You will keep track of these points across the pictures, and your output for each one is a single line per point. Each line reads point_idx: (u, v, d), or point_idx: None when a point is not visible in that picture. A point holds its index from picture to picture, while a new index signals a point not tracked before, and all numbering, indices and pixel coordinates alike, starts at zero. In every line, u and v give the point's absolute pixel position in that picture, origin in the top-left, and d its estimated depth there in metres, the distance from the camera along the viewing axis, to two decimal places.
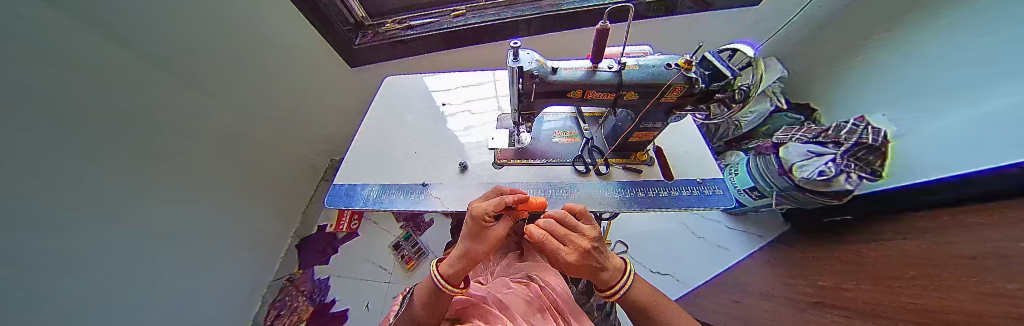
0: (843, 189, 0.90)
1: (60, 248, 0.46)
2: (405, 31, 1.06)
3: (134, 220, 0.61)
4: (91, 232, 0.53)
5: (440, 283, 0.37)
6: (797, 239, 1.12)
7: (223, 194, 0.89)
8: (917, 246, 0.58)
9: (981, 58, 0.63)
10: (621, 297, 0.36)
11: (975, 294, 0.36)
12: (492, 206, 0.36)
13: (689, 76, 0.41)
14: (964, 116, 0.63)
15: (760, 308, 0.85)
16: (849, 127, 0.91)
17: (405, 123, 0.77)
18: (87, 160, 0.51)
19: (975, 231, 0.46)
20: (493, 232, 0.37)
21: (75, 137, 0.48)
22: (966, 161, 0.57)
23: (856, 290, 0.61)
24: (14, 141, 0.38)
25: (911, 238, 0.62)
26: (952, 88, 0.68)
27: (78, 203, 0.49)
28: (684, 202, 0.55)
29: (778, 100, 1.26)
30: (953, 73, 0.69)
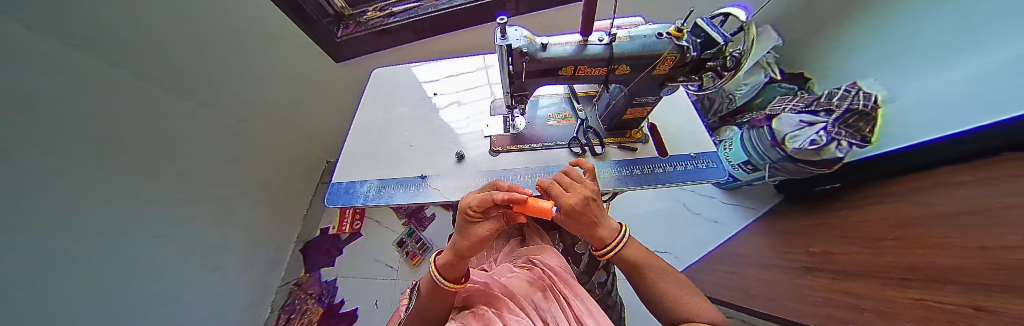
0: (834, 157, 0.91)
1: (62, 247, 0.45)
2: (387, 18, 1.02)
3: (141, 219, 0.61)
4: (106, 240, 0.54)
5: (439, 280, 0.35)
6: (790, 209, 1.15)
7: (230, 198, 0.89)
8: (899, 207, 0.61)
9: (961, 22, 0.68)
10: (614, 256, 0.36)
11: (959, 247, 0.38)
12: (478, 201, 0.33)
13: (680, 45, 0.41)
14: (950, 78, 0.68)
15: (754, 277, 0.89)
16: (840, 94, 0.95)
17: (397, 116, 0.75)
18: (110, 171, 0.53)
19: (954, 189, 0.49)
20: (480, 231, 0.33)
21: (95, 149, 0.50)
22: (967, 119, 0.57)
23: (844, 253, 0.64)
24: (32, 154, 0.39)
25: (896, 199, 0.65)
26: (941, 52, 0.73)
27: (91, 212, 0.50)
28: (678, 177, 0.55)
29: (773, 71, 1.26)
30: (963, 27, 0.67)
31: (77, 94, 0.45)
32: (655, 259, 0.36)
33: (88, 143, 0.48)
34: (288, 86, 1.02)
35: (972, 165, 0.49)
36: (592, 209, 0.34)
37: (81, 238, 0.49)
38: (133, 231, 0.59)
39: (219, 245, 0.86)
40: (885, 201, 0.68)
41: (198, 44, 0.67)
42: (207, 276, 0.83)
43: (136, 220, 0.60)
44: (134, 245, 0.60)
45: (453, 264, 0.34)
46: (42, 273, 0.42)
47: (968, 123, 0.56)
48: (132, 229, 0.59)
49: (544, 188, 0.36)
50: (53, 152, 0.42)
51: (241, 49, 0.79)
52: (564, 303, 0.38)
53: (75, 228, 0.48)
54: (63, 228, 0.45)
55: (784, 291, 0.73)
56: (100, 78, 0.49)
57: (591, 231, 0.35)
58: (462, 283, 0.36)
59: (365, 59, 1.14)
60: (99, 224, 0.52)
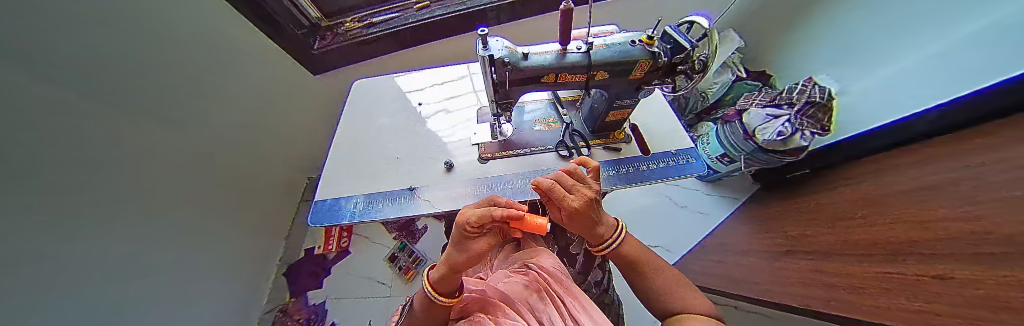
0: (800, 146, 1.00)
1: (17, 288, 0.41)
2: (367, 29, 1.01)
3: (91, 255, 0.54)
4: (59, 279, 0.49)
5: (429, 294, 0.35)
6: (766, 196, 1.22)
7: (193, 226, 0.81)
8: (860, 189, 0.67)
9: (902, 19, 0.78)
10: (610, 252, 0.37)
11: (918, 223, 0.42)
12: (477, 218, 0.29)
13: (652, 51, 0.43)
14: (898, 69, 0.77)
15: (739, 264, 0.93)
16: (799, 88, 1.03)
17: (382, 128, 0.74)
18: (73, 203, 0.49)
19: (914, 169, 0.53)
20: (477, 246, 0.32)
21: (60, 181, 0.46)
22: (924, 101, 0.64)
23: (816, 235, 0.69)
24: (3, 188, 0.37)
25: (857, 182, 0.71)
26: (884, 47, 0.83)
27: (53, 248, 0.46)
28: (662, 174, 0.58)
29: (739, 70, 1.34)
30: (907, 21, 0.76)
31: (42, 124, 0.42)
32: (649, 254, 0.37)
33: (52, 174, 0.45)
34: (265, 99, 0.99)
35: (930, 146, 0.53)
36: (594, 208, 0.34)
37: (39, 277, 0.45)
38: (85, 267, 0.53)
39: (179, 276, 0.78)
40: (852, 183, 0.73)
41: (167, 63, 0.64)
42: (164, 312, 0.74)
43: (91, 253, 0.54)
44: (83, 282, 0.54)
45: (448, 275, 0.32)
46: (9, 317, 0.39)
47: (928, 104, 0.62)
48: (85, 265, 0.53)
49: (540, 189, 0.32)
50: (22, 187, 0.40)
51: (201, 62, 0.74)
52: (559, 303, 0.38)
53: (36, 268, 0.44)
54: (27, 266, 0.42)
55: (767, 276, 0.77)
56: (70, 105, 0.47)
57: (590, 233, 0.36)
58: (456, 298, 0.36)
59: (345, 71, 1.11)
60: (56, 259, 0.47)
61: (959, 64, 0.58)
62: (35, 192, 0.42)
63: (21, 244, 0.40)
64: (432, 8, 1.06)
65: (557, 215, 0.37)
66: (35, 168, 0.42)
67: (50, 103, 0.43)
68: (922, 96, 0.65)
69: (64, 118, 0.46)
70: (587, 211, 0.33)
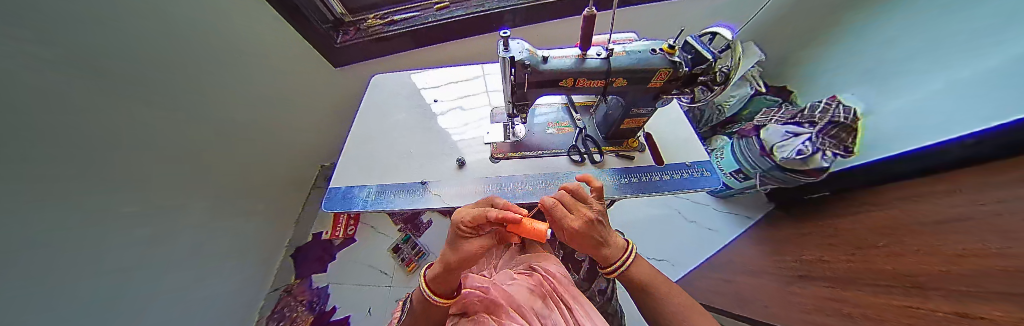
0: (821, 166, 0.95)
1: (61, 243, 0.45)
2: (388, 26, 1.05)
3: (122, 220, 0.58)
4: (101, 241, 0.53)
5: (427, 292, 0.38)
6: (782, 216, 1.17)
7: (210, 202, 0.85)
8: (886, 215, 0.64)
9: (942, 38, 0.72)
10: (620, 275, 0.37)
11: (948, 256, 0.39)
12: (471, 216, 0.33)
13: (673, 60, 0.43)
14: (932, 92, 0.72)
15: (751, 284, 0.90)
16: (822, 106, 1.00)
17: (396, 122, 0.76)
18: (105, 173, 0.52)
19: (945, 199, 0.50)
20: (469, 247, 0.33)
21: (96, 149, 0.49)
22: (951, 128, 0.60)
23: (836, 260, 0.66)
24: (46, 153, 0.39)
25: (882, 208, 0.68)
26: (920, 67, 0.78)
27: (95, 211, 0.50)
28: (675, 184, 0.57)
29: (759, 83, 1.30)
30: (933, 45, 0.75)
31: (76, 95, 0.45)
32: (660, 278, 0.37)
33: (88, 141, 0.47)
34: (283, 87, 1.03)
35: (962, 175, 0.51)
36: (596, 230, 0.35)
37: (84, 238, 0.48)
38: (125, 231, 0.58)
39: (198, 247, 0.82)
40: (876, 208, 0.69)
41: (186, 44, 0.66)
42: (190, 279, 0.79)
43: (123, 218, 0.58)
44: (123, 245, 0.58)
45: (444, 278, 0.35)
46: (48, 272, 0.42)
47: (955, 131, 0.59)
48: (125, 229, 0.57)
49: (544, 207, 0.34)
50: (63, 153, 0.42)
51: (227, 49, 0.77)
52: (567, 311, 0.38)
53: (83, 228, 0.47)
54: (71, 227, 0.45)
55: (780, 298, 0.74)
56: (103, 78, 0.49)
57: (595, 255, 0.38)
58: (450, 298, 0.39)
59: (364, 64, 1.15)
60: (103, 221, 0.51)
61: (992, 91, 0.54)
62: (71, 159, 0.44)
63: (65, 205, 0.43)
64: (451, 9, 1.08)
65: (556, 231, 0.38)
66: (72, 135, 0.44)
67: (81, 74, 0.45)
68: (953, 122, 0.61)
69: (95, 88, 0.48)
70: (586, 232, 0.34)
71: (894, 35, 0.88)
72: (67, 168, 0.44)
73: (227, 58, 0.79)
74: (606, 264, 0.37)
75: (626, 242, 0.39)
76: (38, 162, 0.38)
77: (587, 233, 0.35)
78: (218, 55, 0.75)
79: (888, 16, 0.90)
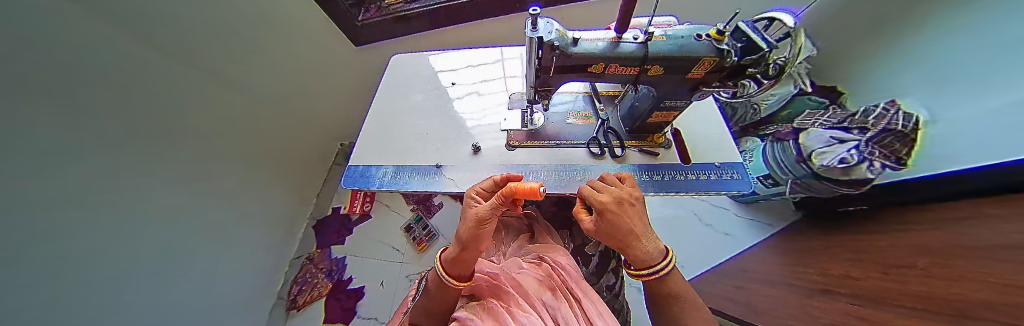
0: (864, 178, 0.86)
1: (66, 205, 0.47)
2: (408, 4, 1.01)
3: (140, 185, 0.62)
4: (104, 204, 0.54)
5: (441, 275, 0.37)
6: (808, 228, 1.09)
7: (228, 173, 0.90)
8: (929, 236, 0.58)
9: (1016, 40, 0.61)
10: (653, 280, 0.33)
11: (985, 286, 0.35)
12: (483, 184, 0.41)
13: (720, 48, 0.38)
14: (997, 103, 0.61)
15: (763, 294, 0.86)
16: (877, 112, 0.89)
17: (414, 103, 0.76)
18: (102, 140, 0.52)
19: (994, 223, 0.45)
20: (475, 211, 0.35)
21: (89, 114, 0.49)
22: (1011, 149, 0.51)
23: (864, 279, 0.61)
24: (26, 118, 0.38)
25: (925, 229, 0.61)
26: (990, 73, 0.65)
27: (91, 179, 0.51)
28: (700, 186, 0.54)
29: (805, 81, 1.18)
30: (1005, 47, 0.63)
31: (77, 61, 0.46)
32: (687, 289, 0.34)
33: (80, 106, 0.47)
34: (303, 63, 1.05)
35: (1012, 198, 0.45)
36: (628, 213, 0.31)
37: (81, 202, 0.50)
38: (132, 197, 0.60)
39: (219, 213, 0.88)
40: (918, 229, 0.62)
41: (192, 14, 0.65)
42: (208, 243, 0.85)
43: (140, 182, 0.62)
44: (135, 210, 0.61)
45: (455, 250, 0.35)
46: (40, 233, 0.43)
47: (1016, 152, 0.50)
48: (132, 195, 0.60)
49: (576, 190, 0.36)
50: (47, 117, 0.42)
51: (243, 22, 0.78)
52: (576, 306, 0.39)
53: (75, 194, 0.48)
54: (62, 193, 0.46)
55: (794, 312, 0.70)
56: (93, 44, 0.48)
57: (629, 252, 0.32)
58: (468, 282, 0.38)
59: (385, 44, 1.15)
60: (102, 189, 0.53)
61: None
62: (59, 124, 0.44)
63: (50, 173, 0.43)
64: None
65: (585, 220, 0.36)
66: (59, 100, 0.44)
67: (73, 32, 0.44)
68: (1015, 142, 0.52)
69: (81, 52, 0.46)
70: (615, 204, 0.31)
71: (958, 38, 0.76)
72: (55, 134, 0.44)
73: (243, 31, 0.79)
74: (641, 268, 0.32)
75: (664, 248, 0.33)
76: (17, 129, 0.37)
77: (607, 215, 0.31)
78: (231, 26, 0.75)
79: (960, 10, 0.77)
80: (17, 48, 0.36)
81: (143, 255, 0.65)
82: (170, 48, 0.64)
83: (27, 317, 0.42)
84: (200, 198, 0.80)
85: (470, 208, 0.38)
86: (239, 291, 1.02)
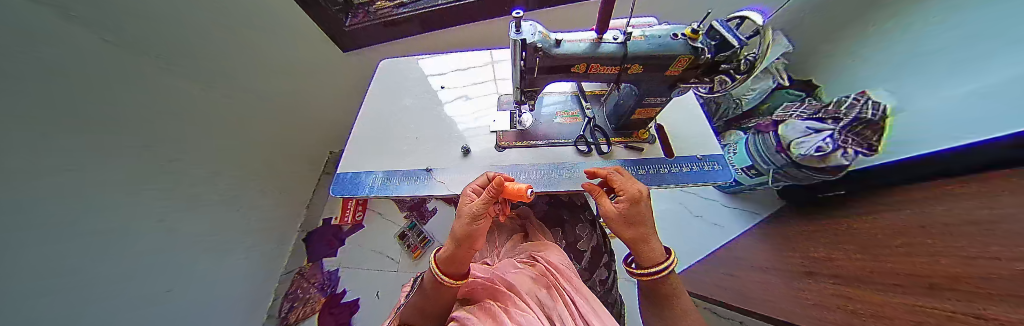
0: (839, 165, 0.90)
1: (91, 227, 0.47)
2: (397, 8, 1.01)
3: (157, 207, 0.61)
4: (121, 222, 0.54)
5: (439, 277, 0.36)
6: (791, 214, 1.14)
7: (235, 181, 0.88)
8: (899, 219, 0.62)
9: (982, 27, 0.64)
10: (655, 280, 0.36)
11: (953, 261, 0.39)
12: (480, 180, 0.41)
13: (695, 46, 0.40)
14: (968, 88, 0.65)
15: (754, 280, 0.88)
16: (849, 102, 0.93)
17: (404, 107, 0.75)
18: (125, 157, 0.52)
19: (956, 202, 0.49)
20: (469, 209, 0.35)
21: (117, 130, 0.50)
22: (985, 129, 0.55)
23: (844, 260, 0.64)
24: (55, 133, 0.39)
25: (897, 211, 0.65)
26: (959, 59, 0.70)
27: (116, 196, 0.51)
28: (684, 178, 0.56)
29: (782, 75, 1.22)
30: (970, 36, 0.67)
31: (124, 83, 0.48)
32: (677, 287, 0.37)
33: (107, 118, 0.48)
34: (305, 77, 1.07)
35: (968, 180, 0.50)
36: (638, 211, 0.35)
37: (97, 215, 0.49)
38: (150, 210, 0.60)
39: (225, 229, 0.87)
40: (896, 205, 0.68)
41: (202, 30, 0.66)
42: (213, 256, 0.84)
43: (154, 202, 0.61)
44: (147, 225, 0.60)
45: (448, 250, 0.35)
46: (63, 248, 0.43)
47: (985, 133, 0.54)
48: (150, 212, 0.60)
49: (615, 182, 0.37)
50: (75, 134, 0.42)
51: (244, 33, 0.78)
52: (568, 301, 0.40)
53: (92, 206, 0.47)
54: (83, 207, 0.45)
55: (781, 296, 0.73)
56: (117, 58, 0.49)
57: (634, 249, 0.36)
58: (462, 280, 0.37)
59: (374, 49, 1.13)
60: (119, 208, 0.52)
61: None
62: (91, 140, 0.46)
63: (82, 192, 0.44)
64: None
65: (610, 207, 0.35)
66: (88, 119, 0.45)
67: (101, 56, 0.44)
68: (985, 123, 0.55)
69: (117, 69, 0.49)
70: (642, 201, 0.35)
71: (916, 39, 0.84)
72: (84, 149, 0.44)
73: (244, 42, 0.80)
74: (649, 266, 0.35)
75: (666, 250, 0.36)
76: (45, 143, 0.38)
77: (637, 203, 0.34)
78: (237, 39, 0.75)
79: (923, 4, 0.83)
80: (46, 67, 0.37)
81: (157, 264, 0.64)
82: (194, 63, 0.66)
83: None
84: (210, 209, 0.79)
85: (464, 206, 0.37)
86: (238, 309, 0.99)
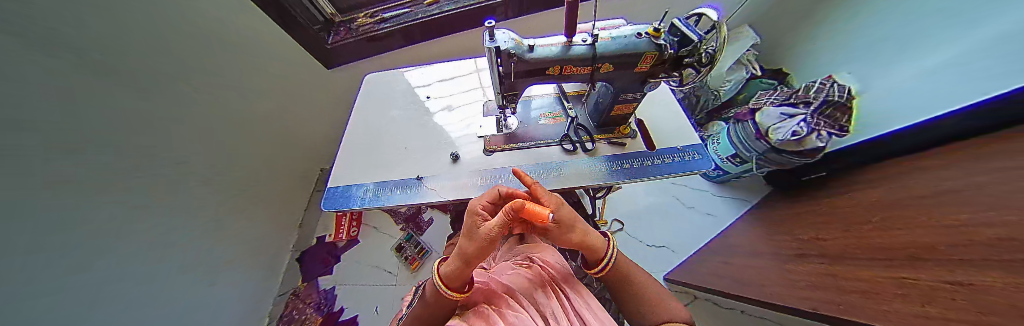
0: (816, 147, 0.94)
1: (29, 268, 0.43)
2: (378, 24, 1.03)
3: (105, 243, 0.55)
4: (72, 262, 0.50)
5: (444, 291, 0.36)
6: (779, 198, 1.17)
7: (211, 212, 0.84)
8: (878, 194, 0.64)
9: (937, 13, 0.72)
10: (609, 272, 0.38)
11: (942, 229, 0.39)
12: (488, 197, 0.38)
13: (658, 43, 0.43)
14: (932, 66, 0.71)
15: (749, 265, 0.90)
16: (816, 86, 0.99)
17: (391, 119, 0.76)
18: (87, 183, 0.51)
19: (947, 172, 0.49)
20: (483, 232, 0.33)
21: (70, 161, 0.47)
22: (962, 97, 0.58)
23: (831, 239, 0.67)
24: (11, 157, 0.38)
25: (876, 187, 0.67)
26: (916, 43, 0.78)
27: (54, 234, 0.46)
28: (667, 169, 0.57)
29: (754, 66, 1.31)
30: (924, 22, 0.76)
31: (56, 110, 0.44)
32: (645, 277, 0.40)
33: (54, 150, 0.44)
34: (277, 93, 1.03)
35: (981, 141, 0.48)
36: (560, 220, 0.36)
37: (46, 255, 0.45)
38: (111, 238, 0.56)
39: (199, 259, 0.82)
40: (873, 180, 0.70)
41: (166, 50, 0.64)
42: (192, 284, 0.80)
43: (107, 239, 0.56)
44: (114, 257, 0.57)
45: (457, 269, 0.34)
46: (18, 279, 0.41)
47: (961, 101, 0.57)
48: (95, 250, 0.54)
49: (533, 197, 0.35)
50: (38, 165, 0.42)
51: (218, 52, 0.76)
52: (563, 299, 0.41)
53: (42, 248, 0.44)
54: (38, 235, 0.43)
55: (774, 278, 0.75)
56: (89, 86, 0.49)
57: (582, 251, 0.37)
58: (465, 293, 0.37)
59: (358, 64, 1.14)
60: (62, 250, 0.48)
61: (1000, 56, 0.53)
62: (49, 165, 0.44)
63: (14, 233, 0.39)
64: (440, 4, 1.06)
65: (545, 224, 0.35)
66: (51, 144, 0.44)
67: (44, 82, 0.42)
68: (961, 92, 0.59)
69: (83, 94, 0.49)
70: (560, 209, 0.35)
71: (870, 28, 0.93)
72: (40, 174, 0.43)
73: (230, 65, 0.81)
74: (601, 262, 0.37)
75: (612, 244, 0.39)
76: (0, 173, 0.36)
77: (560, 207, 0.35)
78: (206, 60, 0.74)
79: None
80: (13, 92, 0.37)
81: (116, 307, 0.59)
82: (165, 85, 0.65)
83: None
84: (187, 235, 0.76)
85: (474, 225, 0.35)
86: None
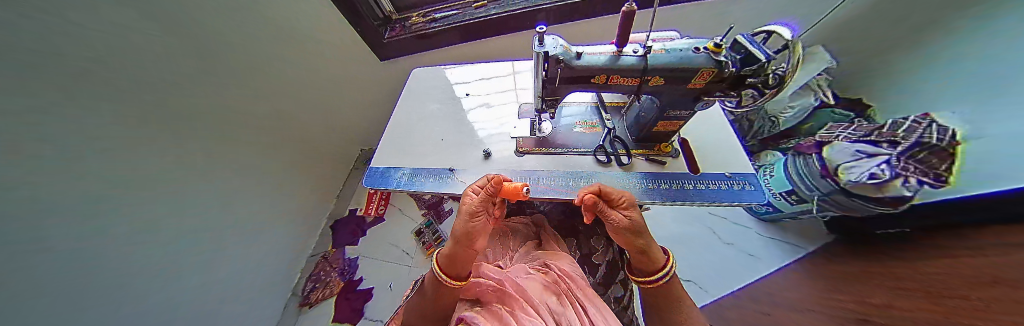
0: (901, 195, 0.77)
1: (99, 201, 0.50)
2: (428, 23, 1.12)
3: (170, 189, 0.65)
4: (139, 201, 0.58)
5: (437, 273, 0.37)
6: (845, 250, 0.99)
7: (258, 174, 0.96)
8: (981, 263, 0.52)
9: None
10: (662, 285, 0.34)
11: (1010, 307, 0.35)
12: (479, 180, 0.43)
13: (718, 60, 0.40)
14: None
15: (787, 318, 0.79)
16: (906, 124, 0.79)
17: (431, 111, 0.82)
18: (150, 134, 0.59)
19: None
20: (466, 205, 0.37)
21: (131, 112, 0.53)
22: None
23: (902, 307, 0.56)
24: (76, 99, 0.43)
25: (977, 255, 0.54)
26: None
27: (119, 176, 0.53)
28: (711, 196, 0.53)
29: (827, 93, 1.13)
30: None
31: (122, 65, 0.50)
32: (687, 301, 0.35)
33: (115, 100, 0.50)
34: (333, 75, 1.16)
35: None
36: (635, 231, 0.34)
37: (114, 191, 0.52)
38: (173, 185, 0.65)
39: (246, 213, 0.93)
40: (979, 246, 0.56)
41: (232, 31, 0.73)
42: (241, 233, 0.93)
43: (170, 185, 0.65)
44: (176, 202, 0.67)
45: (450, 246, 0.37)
46: (89, 211, 0.48)
47: None
48: (164, 194, 0.63)
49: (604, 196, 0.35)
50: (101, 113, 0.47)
51: (280, 35, 0.86)
52: (581, 310, 0.39)
53: (111, 185, 0.51)
54: (107, 171, 0.51)
55: None
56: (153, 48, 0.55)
57: (638, 256, 0.35)
58: (463, 282, 0.37)
59: (408, 58, 1.24)
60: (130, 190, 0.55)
61: None
62: (113, 112, 0.50)
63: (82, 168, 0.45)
64: (487, 7, 1.12)
65: (614, 217, 0.35)
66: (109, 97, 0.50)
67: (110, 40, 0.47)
68: None
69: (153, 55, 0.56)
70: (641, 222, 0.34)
71: (991, 53, 0.71)
72: (101, 123, 0.49)
73: (292, 46, 0.93)
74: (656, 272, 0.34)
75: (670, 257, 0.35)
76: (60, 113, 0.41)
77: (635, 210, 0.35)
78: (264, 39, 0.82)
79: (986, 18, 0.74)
80: (79, 42, 0.43)
81: (178, 246, 0.69)
82: (224, 57, 0.74)
83: (39, 301, 0.43)
84: (238, 191, 0.87)
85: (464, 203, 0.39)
86: (260, 290, 1.07)
